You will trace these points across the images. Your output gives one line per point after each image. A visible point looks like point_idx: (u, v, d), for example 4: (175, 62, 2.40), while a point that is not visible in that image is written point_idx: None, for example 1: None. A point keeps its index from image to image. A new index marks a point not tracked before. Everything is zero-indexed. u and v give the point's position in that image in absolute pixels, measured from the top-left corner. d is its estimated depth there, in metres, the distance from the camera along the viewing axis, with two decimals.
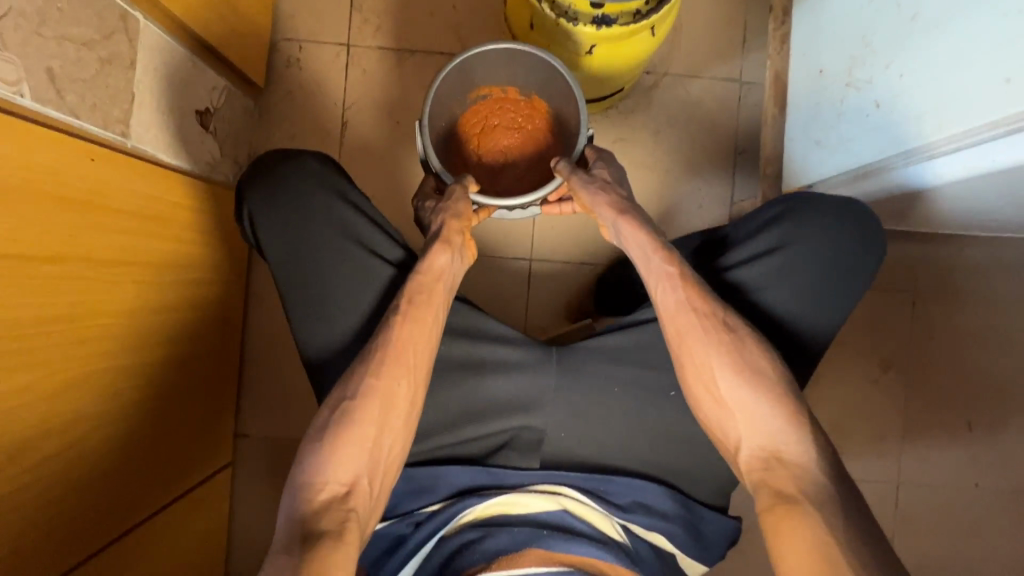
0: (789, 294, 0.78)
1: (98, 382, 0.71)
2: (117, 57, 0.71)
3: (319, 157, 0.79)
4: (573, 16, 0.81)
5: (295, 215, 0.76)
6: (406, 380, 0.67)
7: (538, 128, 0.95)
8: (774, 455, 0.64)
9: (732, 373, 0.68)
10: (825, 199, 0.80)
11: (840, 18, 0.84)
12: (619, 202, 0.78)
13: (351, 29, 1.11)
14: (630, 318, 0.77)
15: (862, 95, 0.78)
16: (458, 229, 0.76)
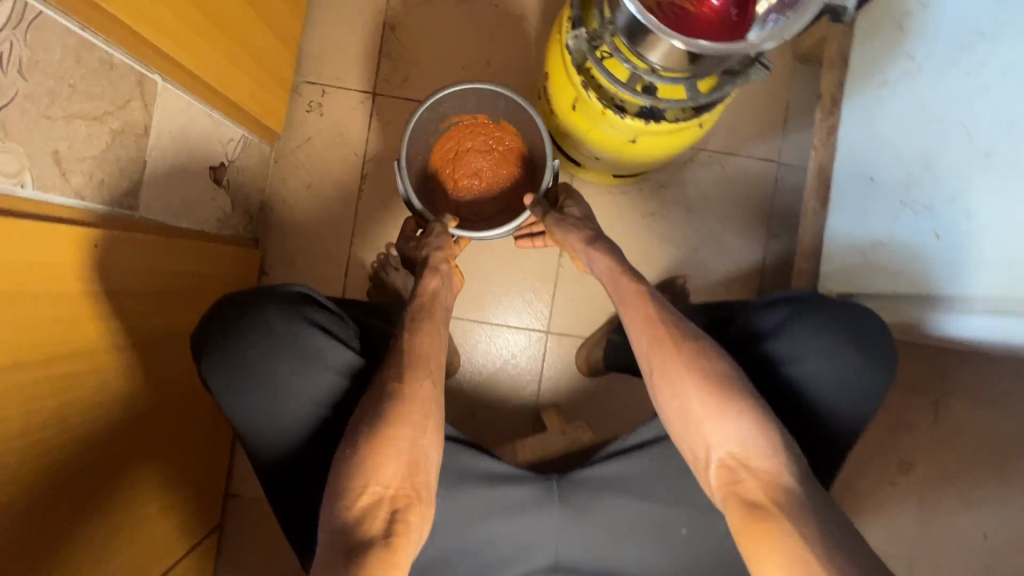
0: (833, 396, 0.71)
1: (102, 472, 0.66)
2: (130, 125, 0.65)
3: (280, 308, 0.68)
4: (619, 105, 0.76)
5: (259, 383, 0.66)
6: (427, 381, 0.68)
7: (510, 151, 0.97)
8: (734, 458, 0.64)
9: (700, 380, 0.67)
10: (871, 330, 0.72)
11: (898, 128, 0.80)
12: (587, 232, 0.84)
13: (378, 76, 1.05)
14: (608, 450, 0.72)
15: (918, 222, 0.75)
16: (444, 258, 0.83)
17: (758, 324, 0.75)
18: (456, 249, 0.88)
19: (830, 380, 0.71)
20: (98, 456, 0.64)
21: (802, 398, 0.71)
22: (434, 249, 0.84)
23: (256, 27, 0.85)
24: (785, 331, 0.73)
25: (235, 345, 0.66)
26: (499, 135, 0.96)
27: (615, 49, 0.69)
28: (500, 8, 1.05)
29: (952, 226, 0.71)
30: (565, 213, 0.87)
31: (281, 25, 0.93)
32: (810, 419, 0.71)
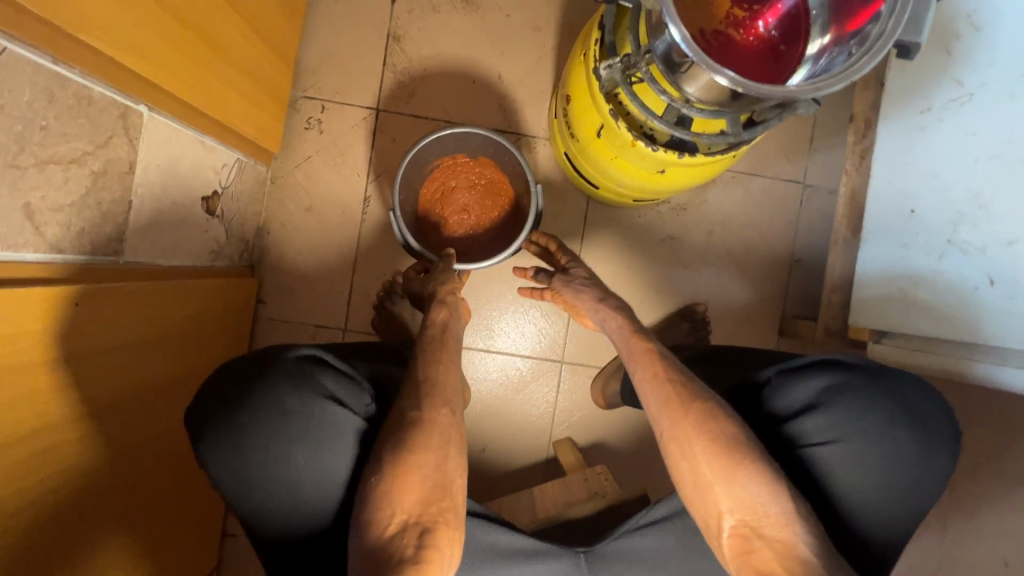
0: (856, 483, 0.71)
1: (100, 531, 0.60)
2: (114, 165, 0.58)
3: (293, 385, 0.60)
4: (649, 134, 0.71)
5: (264, 463, 0.58)
6: (446, 408, 0.63)
7: (494, 184, 0.89)
8: (748, 525, 0.60)
9: (713, 437, 0.63)
10: (917, 413, 0.73)
11: (946, 162, 0.74)
12: (598, 291, 0.83)
13: (382, 91, 0.98)
14: (640, 521, 0.68)
15: (971, 263, 0.70)
16: (452, 290, 0.79)
17: (787, 398, 0.76)
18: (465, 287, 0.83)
19: (869, 466, 0.71)
20: (88, 530, 0.58)
21: (824, 482, 0.72)
22: (440, 283, 0.79)
23: (250, 42, 0.77)
24: (814, 410, 0.74)
25: (236, 422, 0.59)
26: (481, 171, 0.89)
27: (651, 79, 0.63)
28: (513, 20, 0.98)
29: (1009, 274, 0.66)
30: (572, 275, 0.88)
31: (278, 39, 0.86)
32: (836, 505, 0.71)
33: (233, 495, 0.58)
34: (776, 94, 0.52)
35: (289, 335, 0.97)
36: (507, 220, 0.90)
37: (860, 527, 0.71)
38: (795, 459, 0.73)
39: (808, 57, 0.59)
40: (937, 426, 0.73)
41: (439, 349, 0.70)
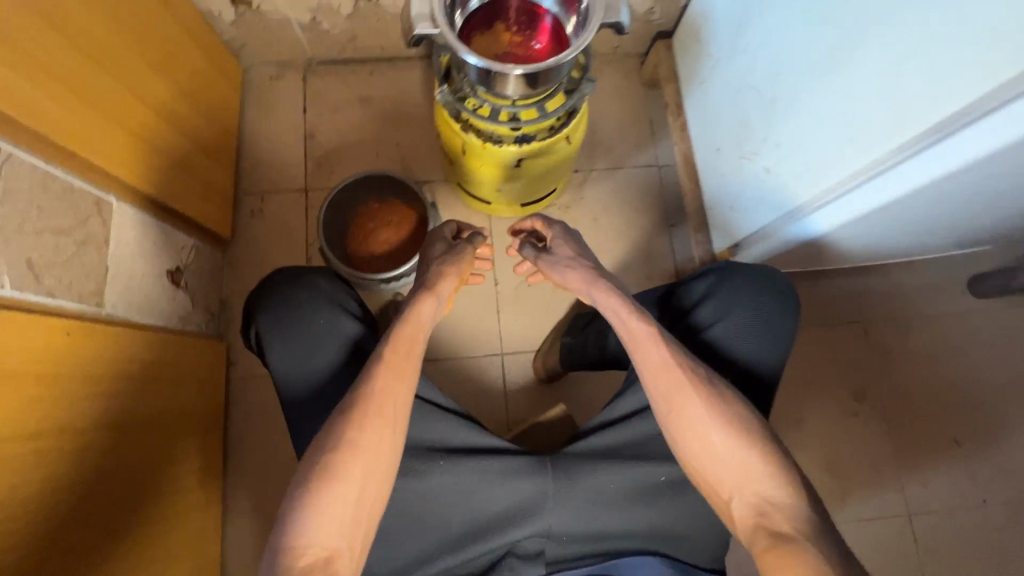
0: (751, 350, 0.83)
1: (97, 523, 0.73)
2: (91, 238, 0.78)
3: (328, 278, 0.84)
4: (497, 139, 0.94)
5: (301, 328, 0.79)
6: (388, 430, 0.67)
7: (395, 208, 1.10)
8: (763, 501, 0.68)
9: (728, 421, 0.71)
10: (769, 278, 0.87)
11: (722, 107, 0.99)
12: (588, 272, 0.86)
13: (308, 176, 1.22)
14: (599, 421, 0.80)
15: (755, 165, 0.90)
16: (448, 284, 0.82)
17: (688, 296, 0.89)
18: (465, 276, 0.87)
19: (755, 333, 0.84)
20: (92, 514, 0.72)
21: (723, 355, 0.84)
22: (439, 274, 0.82)
23: (191, 152, 1.01)
24: (708, 298, 0.87)
25: (282, 301, 0.80)
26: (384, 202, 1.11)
27: (472, 92, 0.87)
28: (398, 100, 1.26)
29: (772, 158, 0.86)
30: (557, 254, 0.90)
31: (215, 152, 1.11)
32: (735, 373, 0.83)
33: (273, 354, 0.78)
34: (549, 68, 0.78)
35: (260, 387, 1.11)
36: (411, 231, 1.10)
37: (761, 386, 0.83)
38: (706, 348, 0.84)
39: (570, 38, 0.84)
40: (797, 298, 0.88)
41: (394, 347, 0.71)
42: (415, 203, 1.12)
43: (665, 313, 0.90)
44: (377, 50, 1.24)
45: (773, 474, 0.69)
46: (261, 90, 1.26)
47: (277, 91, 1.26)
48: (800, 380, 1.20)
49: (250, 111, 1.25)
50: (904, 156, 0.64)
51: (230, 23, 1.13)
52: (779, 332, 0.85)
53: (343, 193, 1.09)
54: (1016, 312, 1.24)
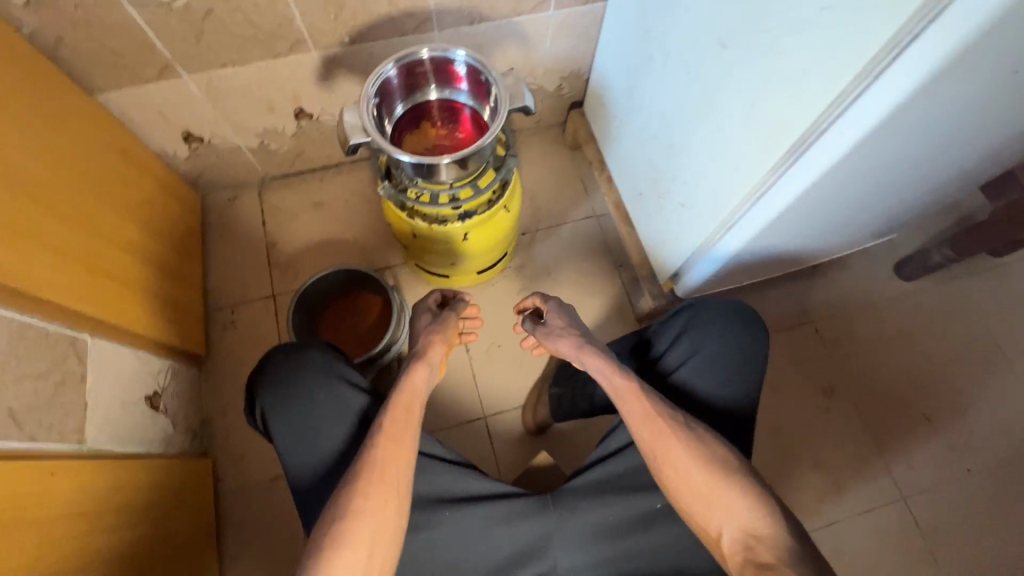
0: (718, 386, 0.88)
1: None
2: (69, 377, 0.81)
3: (322, 350, 0.87)
4: (443, 219, 1.03)
5: (301, 403, 0.82)
6: (392, 497, 0.69)
7: (363, 297, 1.20)
8: (748, 535, 0.69)
9: (706, 464, 0.74)
10: (734, 308, 0.92)
11: (634, 158, 1.12)
12: (576, 338, 0.90)
13: (274, 282, 1.29)
14: (601, 452, 0.83)
15: (671, 202, 1.01)
16: (438, 351, 0.87)
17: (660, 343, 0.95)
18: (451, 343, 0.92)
19: (720, 369, 0.89)
20: None
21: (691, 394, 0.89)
22: (427, 339, 0.88)
23: (158, 281, 1.07)
24: (676, 341, 0.93)
25: (280, 380, 0.83)
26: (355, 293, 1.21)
27: (411, 183, 0.97)
28: (350, 200, 1.36)
29: (683, 193, 0.96)
30: (550, 326, 0.95)
31: (182, 276, 1.17)
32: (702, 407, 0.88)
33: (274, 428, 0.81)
34: (474, 151, 0.89)
35: (251, 496, 1.11)
36: (381, 311, 1.19)
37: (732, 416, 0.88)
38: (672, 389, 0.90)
39: (487, 122, 0.96)
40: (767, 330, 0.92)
41: (398, 414, 0.75)
42: (377, 286, 1.18)
43: (637, 358, 0.98)
44: (324, 159, 1.36)
45: (751, 505, 0.71)
46: (221, 212, 1.35)
47: (236, 209, 1.35)
48: (770, 388, 1.26)
49: (212, 232, 1.33)
50: (776, 176, 0.73)
51: (185, 158, 1.24)
52: (745, 363, 0.89)
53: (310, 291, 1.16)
54: (945, 287, 1.34)
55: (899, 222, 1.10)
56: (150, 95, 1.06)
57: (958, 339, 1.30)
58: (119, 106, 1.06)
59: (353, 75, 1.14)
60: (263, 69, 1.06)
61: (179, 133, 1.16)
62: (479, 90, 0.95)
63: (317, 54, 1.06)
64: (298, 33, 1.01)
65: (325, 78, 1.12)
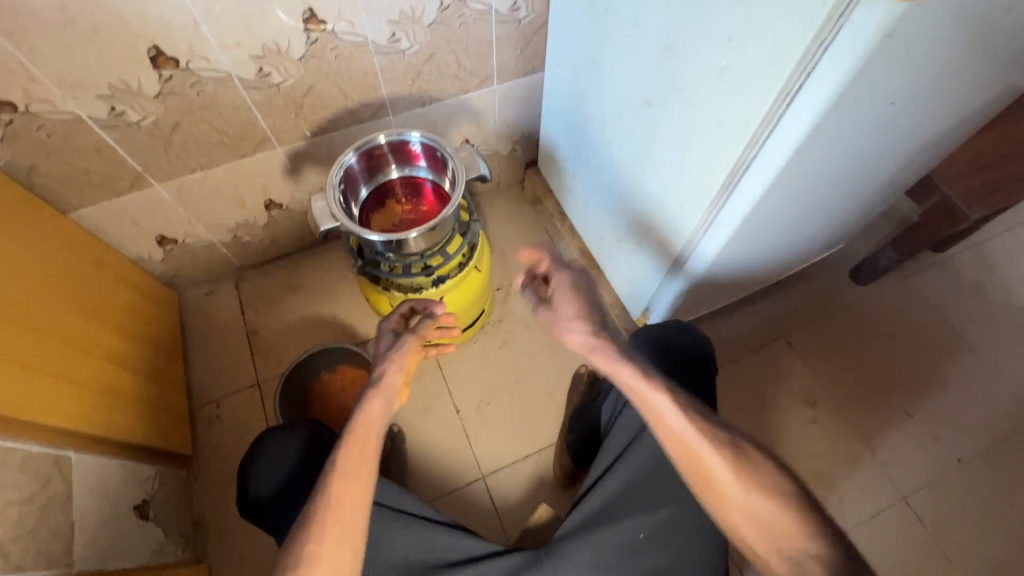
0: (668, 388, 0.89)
1: None
2: (54, 498, 0.79)
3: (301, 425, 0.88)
4: (418, 287, 1.07)
5: (286, 482, 0.82)
6: (349, 537, 0.67)
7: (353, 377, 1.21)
8: (801, 555, 0.66)
9: (731, 462, 0.70)
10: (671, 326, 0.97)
11: (591, 206, 1.19)
12: (591, 329, 0.77)
13: (257, 370, 1.29)
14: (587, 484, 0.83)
15: (631, 242, 1.07)
16: (397, 378, 0.79)
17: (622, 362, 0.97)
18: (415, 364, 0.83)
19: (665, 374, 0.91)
20: None
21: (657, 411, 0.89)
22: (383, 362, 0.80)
23: (139, 384, 1.07)
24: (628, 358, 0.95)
25: (264, 460, 0.84)
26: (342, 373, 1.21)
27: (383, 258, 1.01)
28: (326, 278, 1.40)
29: (640, 233, 1.02)
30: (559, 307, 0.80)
31: (163, 376, 1.17)
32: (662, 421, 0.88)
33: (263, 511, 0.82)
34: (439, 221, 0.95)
35: None
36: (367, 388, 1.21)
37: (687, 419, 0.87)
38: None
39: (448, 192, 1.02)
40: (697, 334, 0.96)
41: (352, 452, 0.71)
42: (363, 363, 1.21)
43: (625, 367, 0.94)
44: (298, 243, 1.40)
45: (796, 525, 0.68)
46: (198, 307, 1.37)
47: (214, 303, 1.37)
48: (757, 406, 1.29)
49: (192, 327, 1.34)
50: (718, 209, 0.80)
51: (160, 261, 1.27)
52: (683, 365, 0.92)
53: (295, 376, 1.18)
54: (900, 285, 1.42)
55: (844, 232, 1.17)
56: (123, 206, 1.10)
57: (922, 333, 1.37)
58: (93, 220, 1.10)
59: (318, 164, 1.21)
60: (231, 169, 1.12)
61: (153, 237, 1.20)
62: (436, 164, 1.02)
63: (282, 150, 1.13)
64: (262, 134, 1.08)
65: (293, 170, 1.19)
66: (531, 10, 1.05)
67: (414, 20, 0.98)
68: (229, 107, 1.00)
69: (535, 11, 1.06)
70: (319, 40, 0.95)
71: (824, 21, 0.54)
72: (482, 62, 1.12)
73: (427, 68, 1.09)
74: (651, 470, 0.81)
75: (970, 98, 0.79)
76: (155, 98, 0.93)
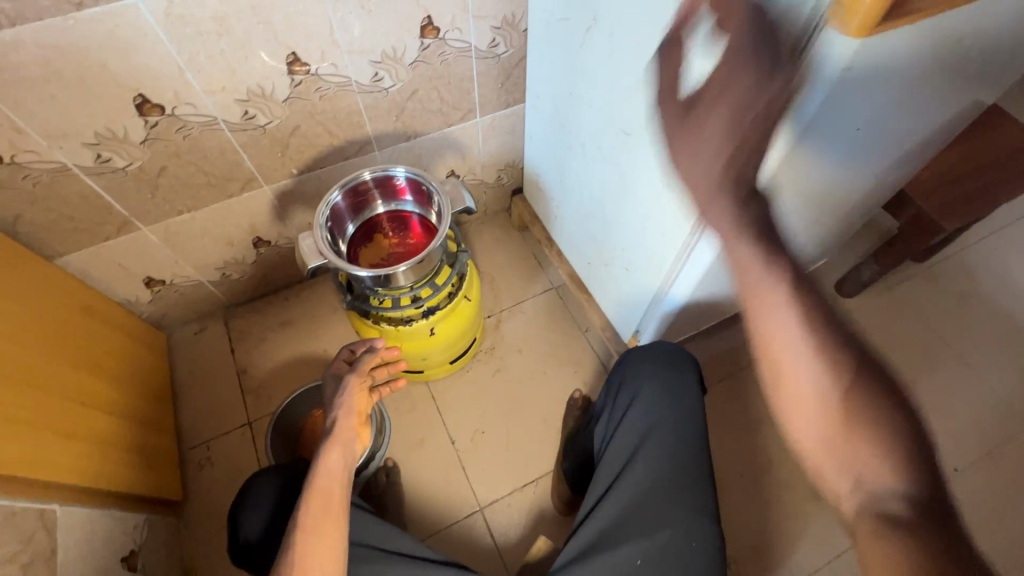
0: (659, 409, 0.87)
1: None
2: (39, 554, 0.77)
3: (279, 470, 0.87)
4: (408, 319, 1.07)
5: (265, 532, 0.81)
6: None
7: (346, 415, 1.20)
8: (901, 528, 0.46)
9: (822, 347, 0.50)
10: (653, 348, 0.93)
11: (577, 232, 1.21)
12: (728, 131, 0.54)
13: (248, 409, 1.28)
14: (580, 515, 0.83)
15: (619, 266, 1.08)
16: (348, 423, 0.81)
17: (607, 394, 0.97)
18: (368, 407, 0.85)
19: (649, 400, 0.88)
20: None
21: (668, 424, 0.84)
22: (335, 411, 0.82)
23: (126, 429, 1.05)
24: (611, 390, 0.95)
25: (245, 512, 0.83)
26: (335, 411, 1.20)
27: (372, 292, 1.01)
28: (317, 313, 1.40)
29: (626, 259, 1.04)
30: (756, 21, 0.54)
31: (151, 419, 1.15)
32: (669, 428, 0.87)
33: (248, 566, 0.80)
34: (427, 255, 0.95)
35: None
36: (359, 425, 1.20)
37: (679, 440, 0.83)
38: (644, 416, 0.85)
39: (435, 224, 1.04)
40: (684, 352, 0.91)
41: (315, 505, 0.71)
42: None
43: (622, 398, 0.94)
44: (287, 278, 1.40)
45: (899, 455, 0.47)
46: (187, 348, 1.35)
47: (203, 343, 1.36)
48: (752, 423, 1.29)
49: (181, 368, 1.33)
50: (699, 235, 0.81)
51: (148, 303, 1.26)
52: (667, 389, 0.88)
53: (286, 414, 1.18)
54: (885, 296, 1.44)
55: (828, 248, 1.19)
56: (109, 250, 1.10)
57: (909, 342, 1.39)
58: (79, 266, 1.09)
59: (305, 201, 1.22)
60: (219, 209, 1.13)
61: (140, 279, 1.19)
62: (422, 197, 1.03)
63: (270, 189, 1.14)
64: (249, 174, 1.09)
65: (280, 208, 1.20)
66: (509, 46, 1.09)
67: (396, 60, 1.01)
68: (215, 150, 1.01)
69: (513, 47, 1.09)
70: (303, 83, 0.97)
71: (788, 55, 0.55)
72: (464, 97, 1.15)
73: (411, 104, 1.11)
74: (642, 497, 0.79)
75: (935, 119, 0.82)
76: (141, 143, 0.94)
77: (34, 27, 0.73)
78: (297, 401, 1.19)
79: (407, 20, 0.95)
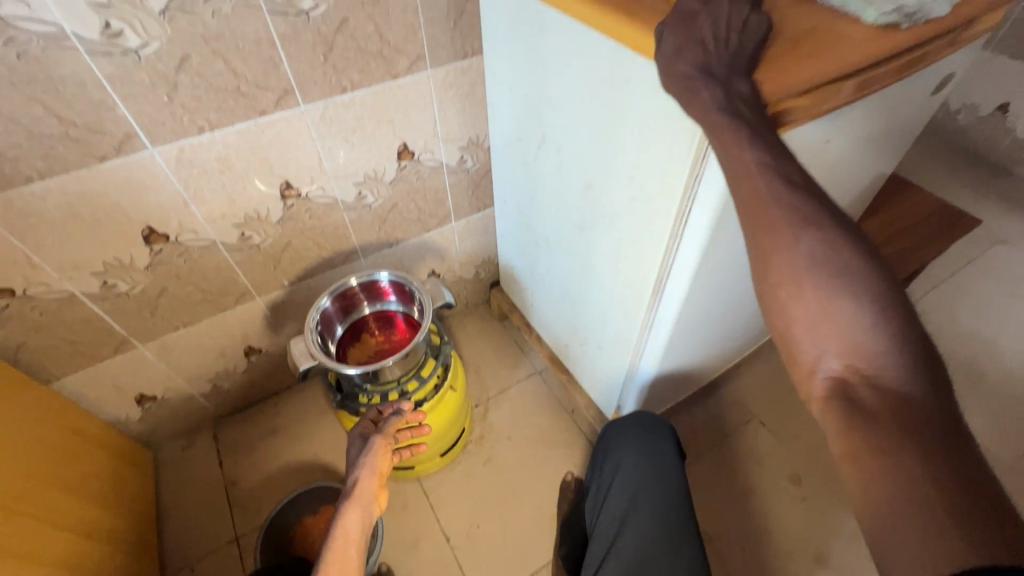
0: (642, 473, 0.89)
1: None
2: None
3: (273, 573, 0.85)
4: None
5: None
6: None
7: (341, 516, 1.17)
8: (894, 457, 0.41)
9: (798, 278, 0.48)
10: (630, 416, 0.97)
11: (551, 317, 1.29)
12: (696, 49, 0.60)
13: (235, 525, 1.25)
14: None
15: (591, 346, 1.16)
16: (370, 485, 0.83)
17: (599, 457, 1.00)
18: (387, 475, 0.88)
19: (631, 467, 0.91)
20: None
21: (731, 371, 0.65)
22: (356, 474, 0.84)
23: (109, 555, 1.01)
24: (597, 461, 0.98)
25: None
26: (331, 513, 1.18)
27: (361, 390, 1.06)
28: (307, 416, 1.42)
29: (598, 338, 1.12)
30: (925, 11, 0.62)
31: (134, 543, 1.11)
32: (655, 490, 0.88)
33: None
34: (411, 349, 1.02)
35: None
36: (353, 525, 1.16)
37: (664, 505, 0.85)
38: (626, 484, 0.88)
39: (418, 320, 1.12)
40: (662, 417, 0.96)
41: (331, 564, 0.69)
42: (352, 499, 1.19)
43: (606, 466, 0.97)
44: (277, 385, 1.44)
45: (890, 376, 0.43)
46: (175, 464, 1.34)
47: (191, 457, 1.35)
48: (744, 491, 1.30)
49: (168, 486, 1.31)
50: (655, 309, 0.90)
51: (137, 420, 1.28)
52: (648, 453, 0.91)
53: (277, 522, 1.16)
54: None
55: None
56: (104, 370, 1.14)
57: None
58: (75, 387, 1.13)
59: (296, 310, 1.30)
60: (214, 322, 1.20)
61: (132, 397, 1.23)
62: (404, 295, 1.12)
63: (263, 300, 1.23)
64: (243, 288, 1.18)
65: (272, 318, 1.28)
66: (476, 161, 1.25)
67: (377, 180, 1.15)
68: (213, 269, 1.11)
69: (480, 161, 1.25)
70: (294, 205, 1.10)
71: (693, 158, 0.67)
72: (439, 206, 1.29)
73: (391, 216, 1.24)
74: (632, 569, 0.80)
75: (845, 190, 0.94)
76: (145, 269, 1.04)
77: (61, 178, 0.85)
78: (289, 507, 1.18)
79: (386, 148, 1.11)
